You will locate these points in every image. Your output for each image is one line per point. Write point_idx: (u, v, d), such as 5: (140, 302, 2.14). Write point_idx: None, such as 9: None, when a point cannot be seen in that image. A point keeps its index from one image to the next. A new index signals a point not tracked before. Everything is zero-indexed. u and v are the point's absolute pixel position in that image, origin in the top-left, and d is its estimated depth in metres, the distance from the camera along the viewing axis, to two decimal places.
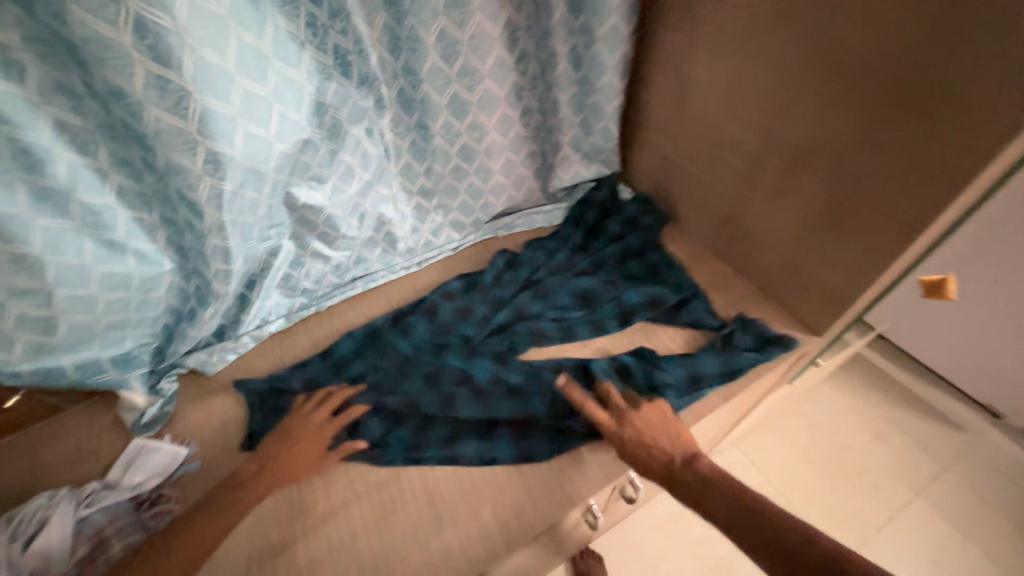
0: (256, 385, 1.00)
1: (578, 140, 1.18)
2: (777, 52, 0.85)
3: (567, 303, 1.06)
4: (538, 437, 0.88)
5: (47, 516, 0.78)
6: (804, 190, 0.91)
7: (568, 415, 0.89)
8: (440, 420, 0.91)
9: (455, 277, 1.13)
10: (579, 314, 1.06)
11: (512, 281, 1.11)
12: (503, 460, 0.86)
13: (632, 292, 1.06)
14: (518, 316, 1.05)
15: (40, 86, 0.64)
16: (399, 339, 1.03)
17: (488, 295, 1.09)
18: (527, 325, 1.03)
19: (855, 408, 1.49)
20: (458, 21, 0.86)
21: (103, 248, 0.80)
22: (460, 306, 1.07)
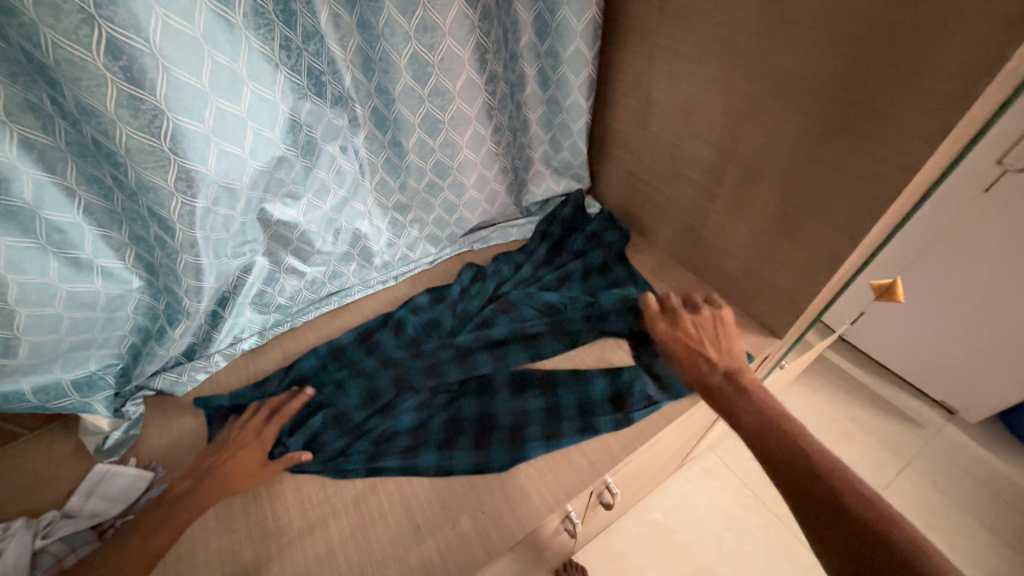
0: (217, 402, 0.97)
1: (548, 156, 1.25)
2: (727, 75, 0.92)
3: (531, 317, 1.07)
4: (498, 448, 0.90)
5: (0, 547, 0.75)
6: (758, 201, 0.98)
7: (525, 426, 0.93)
8: (404, 433, 0.92)
9: (423, 291, 1.16)
10: (544, 327, 1.05)
11: (479, 294, 1.12)
12: (459, 470, 0.87)
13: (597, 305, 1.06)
14: (482, 327, 1.05)
15: (8, 105, 0.64)
16: (364, 357, 1.04)
17: (454, 309, 1.10)
18: (492, 338, 1.03)
19: (822, 410, 1.56)
20: (428, 45, 0.88)
21: (69, 267, 0.78)
22: (427, 320, 1.09)
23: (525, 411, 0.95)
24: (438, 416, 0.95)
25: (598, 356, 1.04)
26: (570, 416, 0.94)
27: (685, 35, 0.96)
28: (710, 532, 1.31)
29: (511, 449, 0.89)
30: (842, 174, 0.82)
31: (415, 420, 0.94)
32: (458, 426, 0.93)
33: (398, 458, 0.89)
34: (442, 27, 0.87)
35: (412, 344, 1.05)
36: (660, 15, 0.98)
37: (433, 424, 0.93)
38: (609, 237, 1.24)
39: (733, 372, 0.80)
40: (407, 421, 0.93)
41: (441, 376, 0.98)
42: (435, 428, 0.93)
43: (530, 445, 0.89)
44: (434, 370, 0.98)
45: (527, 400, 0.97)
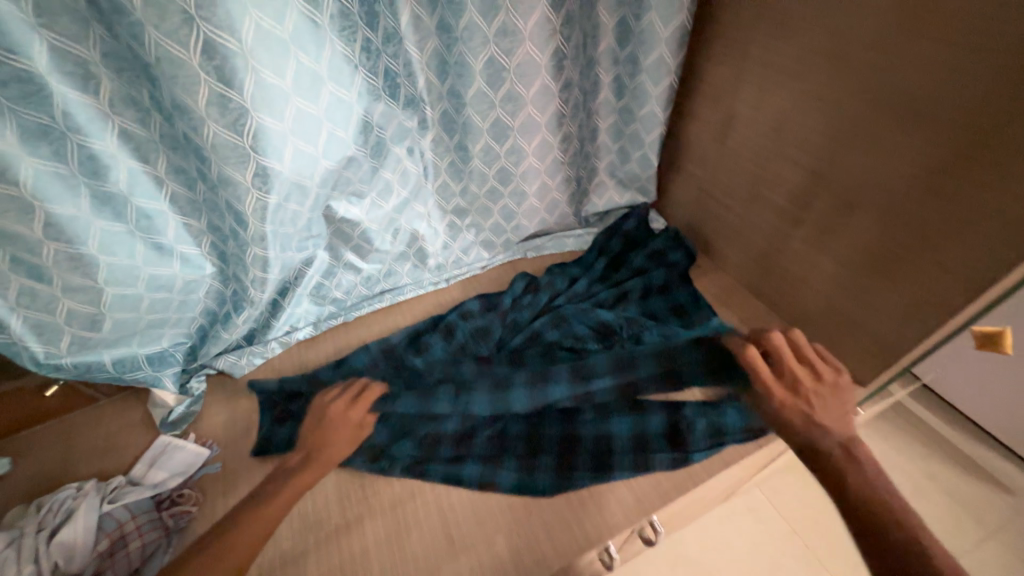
0: (267, 386, 1.00)
1: (614, 167, 1.19)
2: (831, 93, 0.82)
3: (583, 334, 1.00)
4: (543, 473, 0.86)
5: (74, 507, 0.81)
6: (853, 233, 0.87)
7: (575, 454, 0.88)
8: (447, 443, 0.89)
9: (474, 297, 1.12)
10: (596, 347, 0.98)
11: (529, 305, 1.08)
12: (502, 490, 0.84)
13: (655, 331, 0.98)
14: (532, 341, 1.02)
15: (112, 99, 0.67)
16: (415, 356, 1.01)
17: (505, 322, 1.06)
18: (542, 351, 0.99)
19: (892, 461, 1.36)
20: (506, 49, 0.86)
21: (153, 251, 0.83)
22: (477, 327, 1.06)
23: (574, 435, 0.89)
24: (483, 430, 0.90)
25: None
26: (622, 447, 0.88)
27: (785, 45, 0.87)
28: None
29: (558, 476, 0.85)
30: (966, 214, 0.71)
31: (460, 429, 0.89)
32: (503, 444, 0.89)
33: (441, 468, 0.86)
34: (523, 32, 0.84)
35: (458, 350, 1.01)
36: (757, 22, 0.90)
37: (476, 440, 0.89)
38: (673, 257, 1.16)
39: (848, 443, 0.70)
40: (450, 429, 0.89)
41: (484, 384, 0.90)
42: (479, 444, 0.88)
43: (578, 475, 0.85)
44: (479, 368, 0.94)
45: (578, 424, 0.90)
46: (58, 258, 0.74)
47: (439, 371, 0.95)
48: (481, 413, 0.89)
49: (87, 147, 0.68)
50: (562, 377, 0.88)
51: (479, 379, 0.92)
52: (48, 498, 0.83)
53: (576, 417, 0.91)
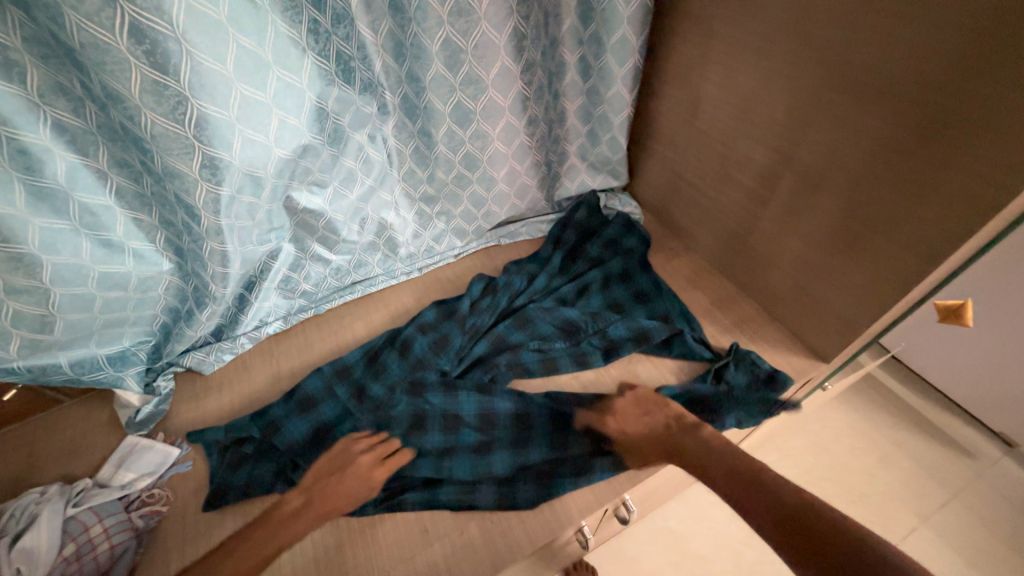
0: (213, 437, 0.92)
1: (584, 149, 1.18)
2: (792, 71, 0.82)
3: (549, 333, 1.01)
4: (522, 486, 0.83)
5: (37, 512, 0.79)
6: (817, 212, 0.88)
7: (552, 460, 0.86)
8: (427, 459, 0.86)
9: (430, 305, 1.06)
10: (562, 345, 1.00)
11: (490, 308, 1.04)
12: (483, 508, 0.81)
13: (620, 326, 1.01)
14: (497, 346, 0.99)
15: (41, 88, 0.64)
16: (371, 382, 0.95)
17: (467, 341, 0.99)
18: (508, 358, 0.97)
19: (864, 424, 1.38)
20: (462, 30, 0.83)
21: (102, 249, 0.79)
22: (435, 339, 0.99)
23: (556, 443, 0.88)
24: (467, 434, 0.89)
25: (625, 368, 0.99)
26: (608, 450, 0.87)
27: (748, 23, 0.86)
28: (727, 546, 1.21)
29: (543, 479, 0.84)
30: (922, 190, 0.72)
31: (440, 447, 0.87)
32: (481, 449, 0.88)
33: (430, 462, 0.85)
34: (478, 12, 0.82)
35: (418, 366, 0.95)
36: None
37: (456, 460, 0.86)
38: (628, 243, 1.16)
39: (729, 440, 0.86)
40: (433, 447, 0.87)
41: (464, 423, 0.90)
42: (459, 463, 0.85)
43: (559, 480, 0.83)
44: (448, 400, 0.91)
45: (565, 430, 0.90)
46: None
47: (402, 401, 0.91)
48: (462, 439, 0.88)
49: (17, 140, 0.64)
50: (538, 401, 0.92)
51: (450, 413, 0.90)
52: (10, 505, 0.81)
53: (567, 431, 0.90)
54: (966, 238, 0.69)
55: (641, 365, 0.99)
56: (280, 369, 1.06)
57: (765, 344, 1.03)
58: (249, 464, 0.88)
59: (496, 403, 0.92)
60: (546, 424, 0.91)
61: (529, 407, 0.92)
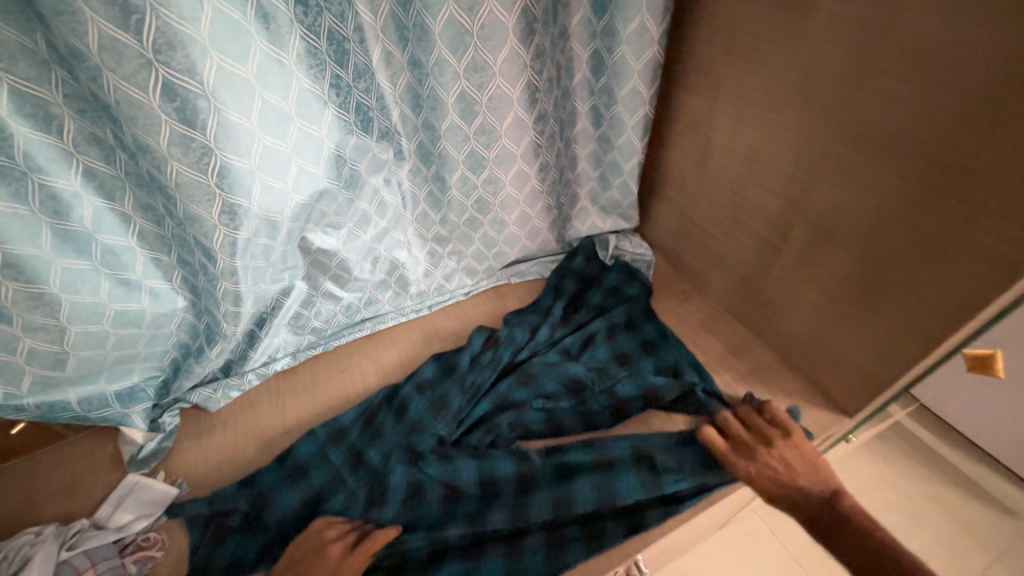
0: (197, 509, 0.87)
1: (595, 193, 1.19)
2: (801, 125, 0.83)
3: (554, 390, 0.98)
4: (531, 555, 0.79)
5: (31, 554, 0.78)
6: (829, 262, 0.87)
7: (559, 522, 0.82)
8: (422, 527, 0.82)
9: (429, 360, 1.05)
10: (568, 404, 0.96)
11: (491, 364, 1.02)
12: None
13: (627, 383, 0.98)
14: (500, 406, 0.97)
15: (76, 139, 0.67)
16: (366, 446, 0.93)
17: (468, 406, 0.97)
18: (510, 417, 0.94)
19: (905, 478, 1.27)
20: (477, 83, 0.85)
21: (120, 287, 0.81)
22: (433, 399, 0.97)
23: (568, 500, 0.83)
24: (466, 502, 0.85)
25: (637, 419, 0.96)
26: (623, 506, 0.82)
27: (756, 77, 0.87)
28: None
29: (551, 539, 0.81)
30: (944, 242, 0.70)
31: (439, 513, 0.84)
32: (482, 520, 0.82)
33: (422, 534, 0.81)
34: (493, 67, 0.84)
35: (415, 431, 0.93)
36: (726, 55, 0.91)
37: (454, 531, 0.81)
38: (630, 290, 1.16)
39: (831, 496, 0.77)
40: (431, 516, 0.83)
41: (461, 492, 0.85)
42: (457, 533, 0.81)
43: (569, 550, 0.79)
44: (444, 468, 0.87)
45: (570, 492, 0.84)
46: (17, 298, 0.72)
47: (398, 471, 0.87)
48: (462, 508, 0.84)
49: (49, 186, 0.67)
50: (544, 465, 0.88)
51: (449, 483, 0.86)
52: (5, 545, 0.80)
53: (573, 483, 0.85)
54: (1002, 291, 0.66)
55: (656, 418, 0.96)
56: (286, 406, 1.05)
57: (783, 395, 0.99)
58: (235, 539, 0.84)
59: (497, 464, 0.88)
60: (550, 481, 0.86)
61: (532, 466, 0.87)
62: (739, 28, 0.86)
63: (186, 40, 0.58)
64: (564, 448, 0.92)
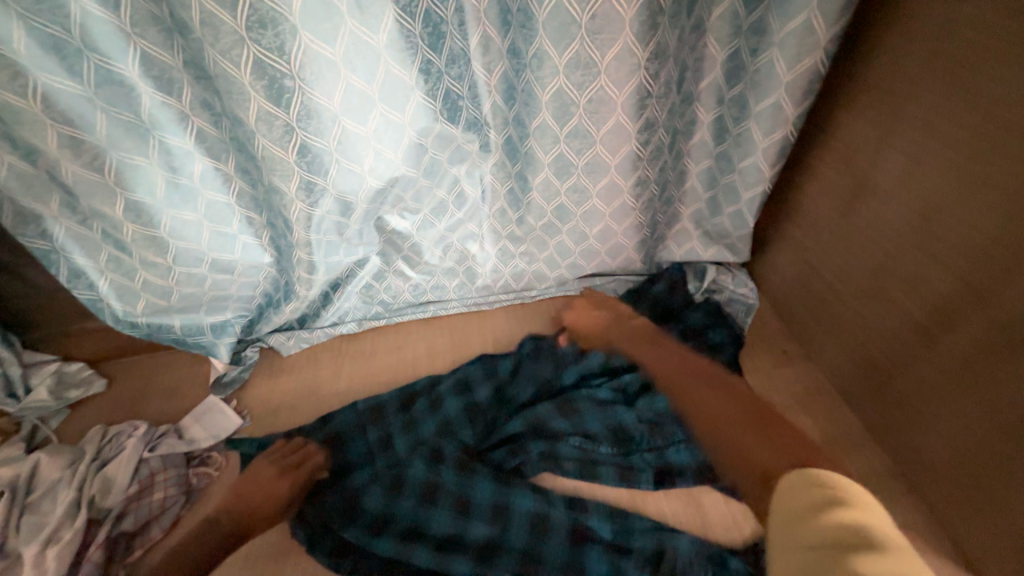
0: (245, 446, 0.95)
1: (701, 216, 1.02)
2: (1022, 187, 0.58)
3: (597, 433, 0.90)
4: None
5: (125, 445, 0.94)
6: (1017, 383, 0.62)
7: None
8: (428, 541, 0.79)
9: (476, 360, 1.02)
10: (608, 451, 0.88)
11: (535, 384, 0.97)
12: None
13: (681, 449, 0.87)
14: (537, 432, 0.90)
15: (192, 103, 0.72)
16: (399, 433, 0.94)
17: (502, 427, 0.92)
18: (542, 447, 0.87)
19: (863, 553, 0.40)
20: (577, 82, 0.75)
21: (217, 238, 0.88)
22: (470, 404, 0.96)
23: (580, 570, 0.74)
24: (476, 528, 0.80)
25: (685, 490, 0.85)
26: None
27: (959, 110, 0.63)
28: None
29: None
30: None
31: (448, 531, 0.80)
32: (487, 556, 0.77)
33: (428, 553, 0.77)
34: (599, 65, 0.73)
35: (444, 436, 0.92)
36: (920, 73, 0.67)
37: (457, 561, 0.76)
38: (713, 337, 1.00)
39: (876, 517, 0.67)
40: (439, 529, 0.80)
41: (472, 513, 0.82)
42: (459, 563, 0.76)
43: None
44: (461, 479, 0.85)
45: (584, 554, 0.76)
46: (136, 236, 0.82)
47: (418, 474, 0.86)
48: (473, 531, 0.80)
49: (166, 142, 0.74)
50: (567, 518, 0.80)
51: (464, 494, 0.84)
52: (113, 430, 0.98)
53: (588, 545, 0.77)
54: None
55: (707, 495, 0.84)
56: (342, 371, 1.10)
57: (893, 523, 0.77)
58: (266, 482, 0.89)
59: (514, 496, 0.83)
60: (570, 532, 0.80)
61: (551, 507, 0.82)
62: (953, 39, 0.63)
63: (277, 18, 0.58)
64: (596, 504, 0.84)
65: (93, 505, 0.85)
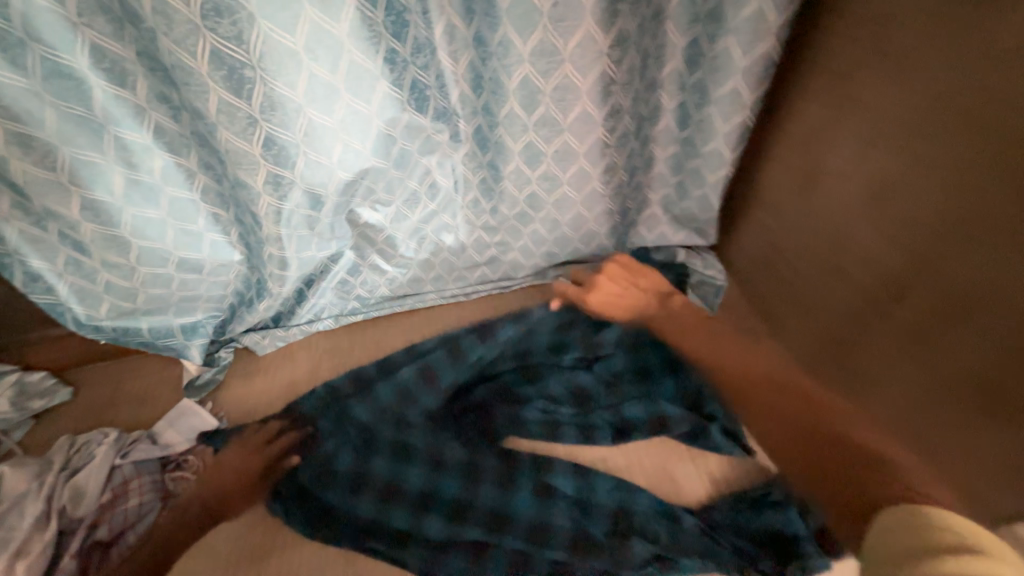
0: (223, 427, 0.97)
1: (670, 201, 1.05)
2: (957, 164, 0.63)
3: (560, 396, 0.95)
4: None
5: (94, 454, 0.91)
6: (959, 346, 0.66)
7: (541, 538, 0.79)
8: (405, 501, 0.85)
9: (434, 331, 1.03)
10: (570, 411, 0.94)
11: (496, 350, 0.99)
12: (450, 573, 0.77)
13: (636, 405, 0.93)
14: (503, 399, 0.95)
15: (148, 96, 0.70)
16: (383, 426, 0.93)
17: (467, 394, 0.96)
18: (508, 412, 0.93)
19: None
20: (543, 70, 0.76)
21: (182, 236, 0.86)
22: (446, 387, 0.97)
23: (545, 525, 0.81)
24: (448, 487, 0.86)
25: (659, 465, 0.89)
26: (602, 548, 0.78)
27: (905, 93, 0.67)
28: None
29: (517, 560, 0.78)
30: None
31: (422, 488, 0.86)
32: (457, 514, 0.83)
33: (405, 514, 0.83)
34: (562, 52, 0.74)
35: (405, 404, 0.94)
36: (869, 58, 0.71)
37: (431, 518, 0.82)
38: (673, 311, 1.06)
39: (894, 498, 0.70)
40: (414, 486, 0.86)
41: (444, 471, 0.88)
42: (433, 521, 0.82)
43: None
44: (432, 445, 0.91)
45: (550, 512, 0.82)
46: (95, 237, 0.80)
47: (390, 435, 0.92)
48: (457, 513, 0.83)
49: (122, 138, 0.71)
50: (558, 505, 0.83)
51: (434, 459, 0.89)
52: (82, 439, 0.95)
53: (554, 500, 0.84)
54: None
55: (680, 467, 0.88)
56: (320, 368, 1.09)
57: None
58: None
59: (483, 458, 0.89)
60: (558, 517, 0.82)
61: (517, 469, 0.87)
62: (896, 25, 0.67)
63: (234, 7, 0.58)
64: (560, 460, 0.89)
65: (64, 515, 0.84)
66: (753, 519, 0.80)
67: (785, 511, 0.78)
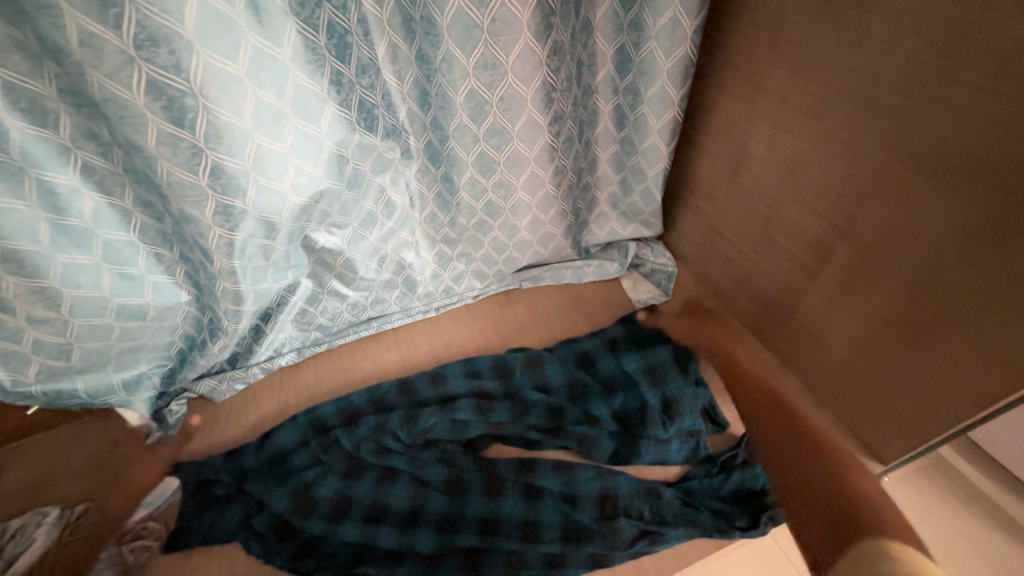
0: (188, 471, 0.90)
1: (616, 198, 1.11)
2: (849, 138, 0.73)
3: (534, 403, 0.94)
4: None
5: (34, 537, 0.81)
6: (875, 292, 0.77)
7: (533, 535, 0.80)
8: (391, 519, 0.82)
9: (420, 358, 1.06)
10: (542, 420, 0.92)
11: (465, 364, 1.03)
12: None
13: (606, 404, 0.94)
14: (480, 412, 0.92)
15: (72, 134, 0.66)
16: (366, 453, 0.88)
17: (446, 413, 0.91)
18: None
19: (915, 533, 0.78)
20: (488, 82, 0.80)
21: (121, 281, 0.80)
22: (421, 403, 0.97)
23: (537, 523, 0.81)
24: (434, 501, 0.85)
25: None
26: (593, 533, 0.79)
27: (802, 82, 0.77)
28: None
29: (513, 558, 0.78)
30: (997, 284, 0.61)
31: (408, 506, 0.84)
32: (447, 524, 0.82)
33: (393, 532, 0.80)
34: (505, 65, 0.78)
35: (381, 429, 0.90)
36: (770, 55, 0.81)
37: (420, 534, 0.80)
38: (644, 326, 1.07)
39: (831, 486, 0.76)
40: (400, 504, 0.84)
41: (430, 486, 0.86)
42: (423, 535, 0.80)
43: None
44: (413, 465, 0.88)
45: (539, 509, 0.83)
46: (20, 291, 0.73)
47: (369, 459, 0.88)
48: (454, 529, 0.81)
49: (45, 181, 0.66)
50: (550, 501, 0.84)
51: (417, 476, 0.87)
52: (16, 524, 0.84)
53: (541, 497, 0.84)
54: None
55: None
56: (287, 404, 1.03)
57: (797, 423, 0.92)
58: (218, 508, 0.86)
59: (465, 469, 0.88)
60: (549, 511, 0.83)
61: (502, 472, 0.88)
62: (786, 23, 0.76)
63: (170, 35, 0.56)
64: (541, 460, 0.90)
65: None
66: (726, 481, 0.85)
67: (755, 469, 0.84)
